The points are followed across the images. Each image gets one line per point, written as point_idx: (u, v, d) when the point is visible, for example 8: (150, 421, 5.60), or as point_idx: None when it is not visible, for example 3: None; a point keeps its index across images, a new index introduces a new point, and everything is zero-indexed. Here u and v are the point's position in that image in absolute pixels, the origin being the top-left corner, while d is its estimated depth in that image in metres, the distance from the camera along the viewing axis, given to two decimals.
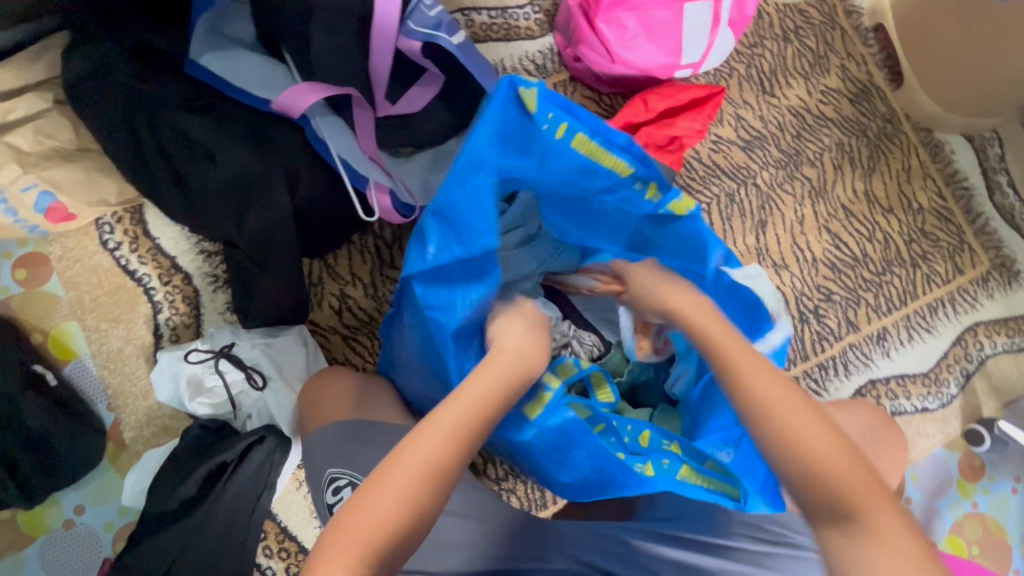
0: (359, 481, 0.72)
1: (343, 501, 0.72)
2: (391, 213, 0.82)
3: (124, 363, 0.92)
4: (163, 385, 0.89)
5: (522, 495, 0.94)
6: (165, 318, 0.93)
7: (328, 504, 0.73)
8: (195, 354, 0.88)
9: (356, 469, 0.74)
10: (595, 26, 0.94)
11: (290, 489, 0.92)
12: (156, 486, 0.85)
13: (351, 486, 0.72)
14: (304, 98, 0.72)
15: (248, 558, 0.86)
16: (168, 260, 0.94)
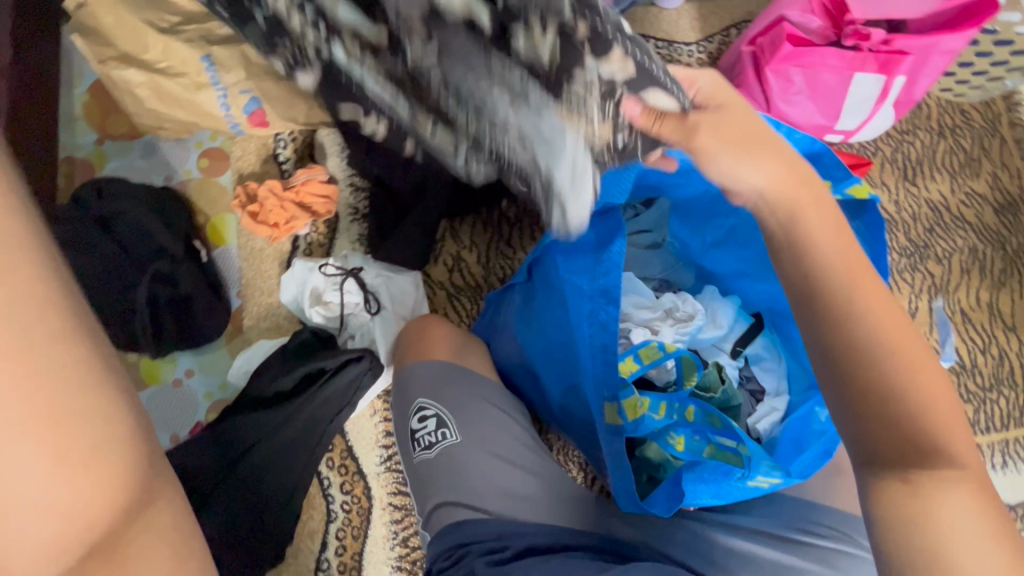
0: (444, 414, 0.79)
1: (427, 427, 0.78)
2: None
3: (261, 261, 1.03)
4: (290, 287, 0.99)
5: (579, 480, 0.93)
6: (303, 233, 1.03)
7: (412, 428, 0.80)
8: (326, 268, 0.98)
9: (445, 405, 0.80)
10: (761, 75, 0.98)
11: (365, 414, 0.99)
12: (261, 371, 0.95)
13: (437, 418, 0.78)
14: None
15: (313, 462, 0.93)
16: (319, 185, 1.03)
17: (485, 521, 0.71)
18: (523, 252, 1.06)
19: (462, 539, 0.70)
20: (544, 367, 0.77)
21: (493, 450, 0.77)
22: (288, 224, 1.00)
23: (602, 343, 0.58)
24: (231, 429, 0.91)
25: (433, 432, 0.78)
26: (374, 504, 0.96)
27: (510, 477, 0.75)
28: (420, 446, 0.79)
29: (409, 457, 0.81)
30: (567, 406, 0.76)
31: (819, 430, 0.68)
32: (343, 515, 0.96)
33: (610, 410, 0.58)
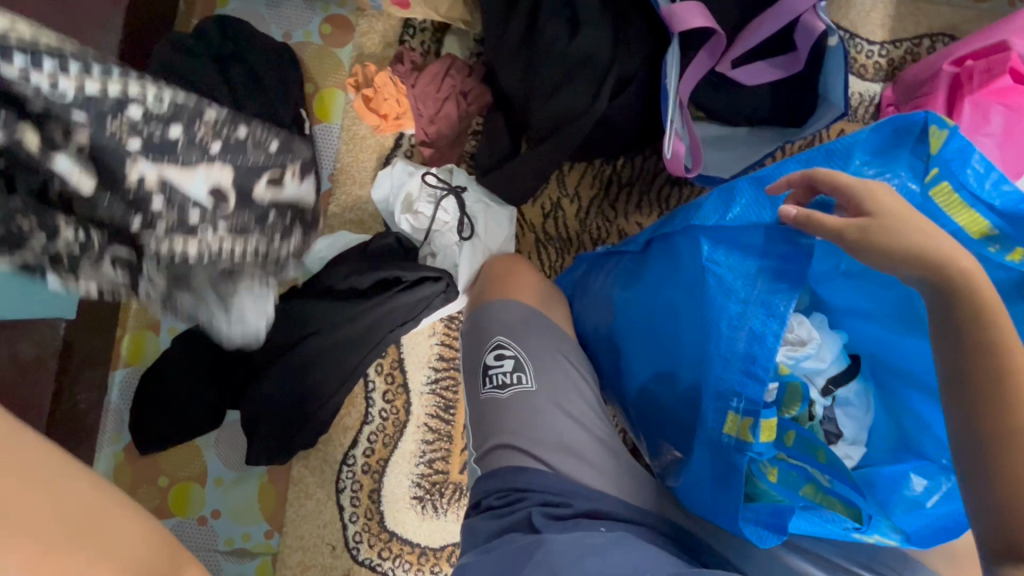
0: (523, 358, 0.76)
1: (503, 367, 0.76)
2: (676, 163, 0.80)
3: (361, 150, 0.99)
4: (384, 185, 0.95)
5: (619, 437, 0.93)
6: (410, 133, 0.98)
7: (486, 363, 0.78)
8: (428, 177, 0.94)
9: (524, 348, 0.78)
10: (954, 103, 0.87)
11: (424, 333, 0.98)
12: (337, 262, 0.93)
13: (515, 360, 0.76)
14: (692, 17, 0.71)
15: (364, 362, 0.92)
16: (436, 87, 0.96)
17: (543, 474, 0.70)
18: (624, 219, 1.00)
19: (521, 485, 0.70)
20: (635, 347, 0.73)
21: (565, 408, 0.75)
22: (397, 120, 0.96)
23: (749, 352, 0.56)
24: (297, 310, 0.91)
25: (510, 373, 0.76)
26: (411, 419, 0.97)
27: (577, 438, 0.73)
28: (492, 383, 0.77)
29: (474, 390, 0.79)
30: (648, 390, 0.72)
31: (909, 500, 0.68)
32: (380, 421, 0.97)
33: (736, 422, 0.58)
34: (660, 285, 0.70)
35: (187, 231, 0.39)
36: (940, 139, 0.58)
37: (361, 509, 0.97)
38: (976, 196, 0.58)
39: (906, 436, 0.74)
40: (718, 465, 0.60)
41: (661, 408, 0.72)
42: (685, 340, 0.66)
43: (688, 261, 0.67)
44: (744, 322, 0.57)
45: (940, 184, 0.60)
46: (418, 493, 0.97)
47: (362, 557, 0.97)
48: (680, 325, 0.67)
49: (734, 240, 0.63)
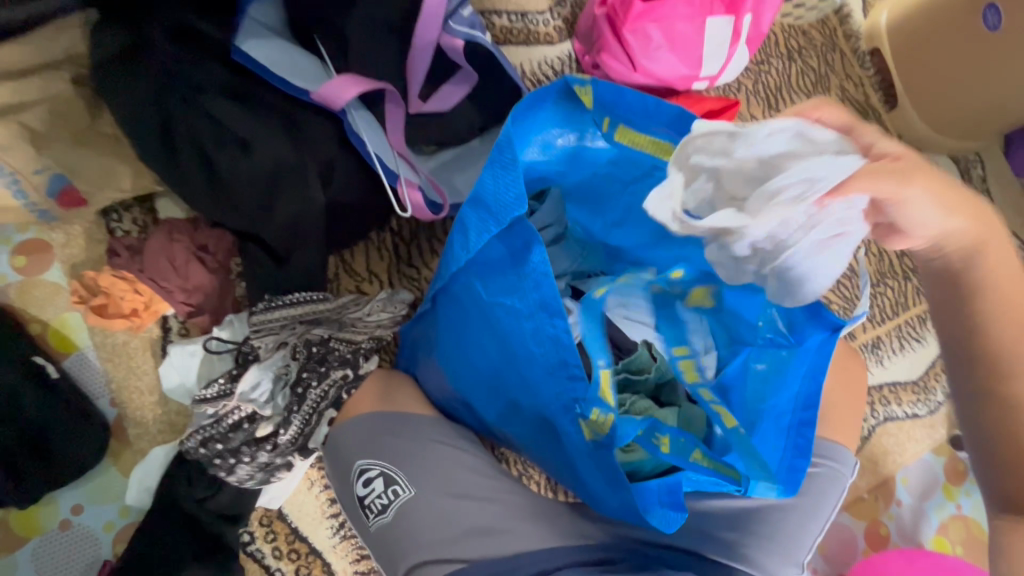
0: (390, 470, 0.72)
1: (374, 490, 0.72)
2: (421, 210, 0.81)
3: (130, 357, 0.88)
4: (171, 377, 0.85)
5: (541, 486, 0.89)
6: (173, 313, 0.88)
7: (359, 495, 0.73)
8: (209, 343, 0.84)
9: (387, 458, 0.74)
10: (620, 35, 0.96)
11: (302, 488, 0.89)
12: (164, 484, 0.83)
13: (383, 476, 0.72)
14: (343, 92, 0.72)
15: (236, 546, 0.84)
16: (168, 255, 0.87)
17: (462, 571, 0.66)
18: (427, 268, 0.99)
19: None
20: (480, 397, 0.70)
21: (452, 491, 0.72)
22: (150, 307, 0.86)
23: (563, 358, 0.55)
24: (146, 565, 0.79)
25: (384, 493, 0.71)
26: None
27: (477, 513, 0.70)
28: (373, 511, 0.72)
29: (364, 527, 0.74)
30: (507, 429, 0.69)
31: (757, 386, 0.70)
32: None
33: (589, 428, 0.57)
34: (460, 338, 0.68)
35: (256, 440, 0.81)
36: (589, 93, 0.62)
37: None
38: (649, 124, 0.65)
39: (733, 329, 0.74)
40: (605, 471, 0.58)
41: (523, 442, 0.69)
42: (508, 375, 0.63)
43: (471, 302, 0.65)
44: (544, 334, 0.56)
45: (619, 128, 0.65)
46: None
47: None
48: (495, 365, 0.65)
49: (489, 270, 0.62)
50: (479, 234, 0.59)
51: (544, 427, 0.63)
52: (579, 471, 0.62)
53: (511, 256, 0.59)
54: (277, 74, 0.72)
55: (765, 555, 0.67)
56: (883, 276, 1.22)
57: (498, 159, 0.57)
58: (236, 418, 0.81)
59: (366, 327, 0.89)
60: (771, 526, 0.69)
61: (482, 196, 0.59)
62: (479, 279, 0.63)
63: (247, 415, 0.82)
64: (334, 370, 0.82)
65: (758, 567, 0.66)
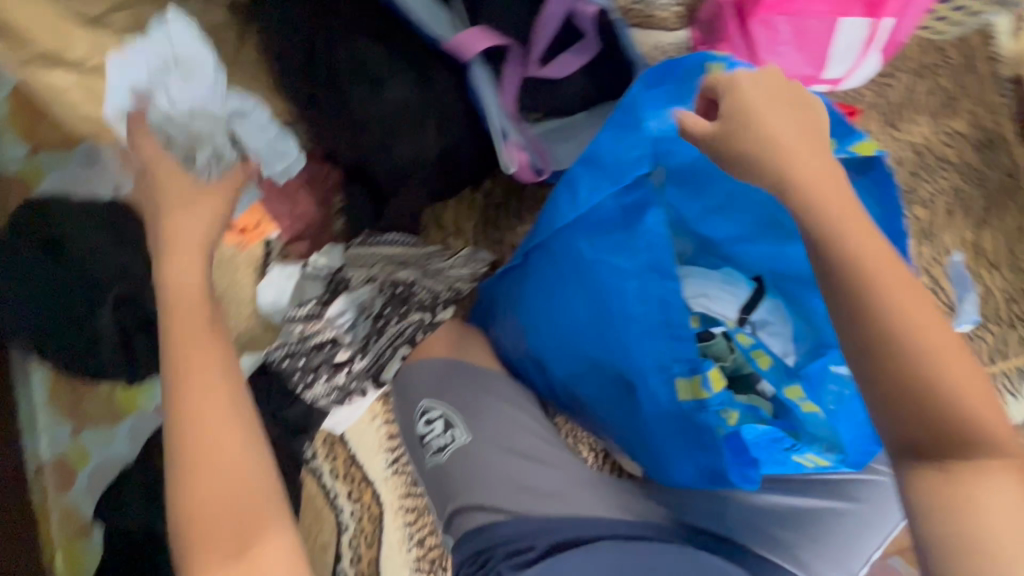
0: (451, 415, 0.75)
1: (433, 431, 0.75)
2: (525, 171, 0.84)
3: (234, 269, 0.95)
4: (268, 292, 0.93)
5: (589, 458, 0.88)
6: (275, 236, 0.95)
7: (420, 433, 0.76)
8: (308, 265, 0.92)
9: (450, 404, 0.77)
10: (744, 26, 0.94)
11: (365, 419, 0.94)
12: (247, 390, 0.89)
13: (444, 419, 0.75)
14: (476, 43, 0.74)
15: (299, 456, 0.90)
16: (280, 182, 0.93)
17: (507, 523, 0.68)
18: (511, 233, 1.01)
19: (486, 541, 0.68)
20: (555, 355, 0.71)
21: (511, 447, 0.74)
22: (257, 228, 0.94)
23: (666, 319, 0.58)
24: None
25: (443, 434, 0.74)
26: (386, 508, 0.94)
27: (534, 474, 0.72)
28: (432, 451, 0.76)
29: (420, 463, 0.77)
30: (577, 389, 0.70)
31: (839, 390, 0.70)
32: (355, 524, 0.93)
33: (686, 387, 0.59)
34: (549, 291, 0.70)
35: (334, 362, 0.87)
36: (722, 70, 0.60)
37: None
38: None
39: (819, 332, 0.74)
40: (684, 438, 0.60)
41: (592, 404, 0.69)
42: (596, 332, 0.65)
43: (569, 260, 0.66)
44: (650, 293, 0.59)
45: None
46: None
47: None
48: (582, 322, 0.66)
49: (595, 228, 0.64)
50: (593, 192, 0.63)
51: (621, 389, 0.64)
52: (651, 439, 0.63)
53: (623, 217, 0.63)
54: (416, 18, 0.74)
55: (813, 555, 0.70)
56: (985, 319, 1.14)
57: (620, 123, 0.60)
58: (320, 339, 0.87)
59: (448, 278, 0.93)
60: (812, 537, 0.71)
61: (597, 155, 0.62)
62: (583, 238, 0.65)
63: (330, 339, 0.87)
64: (414, 313, 0.87)
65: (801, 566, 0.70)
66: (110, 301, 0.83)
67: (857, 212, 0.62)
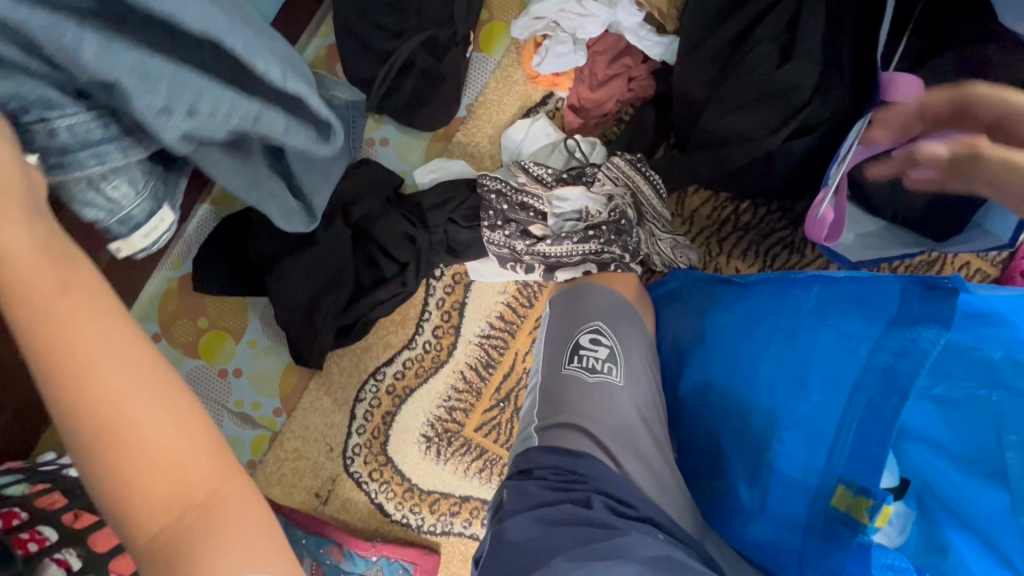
0: (618, 350, 0.70)
1: (596, 352, 0.70)
2: (816, 226, 0.80)
3: (506, 93, 0.98)
4: (519, 133, 0.95)
5: (481, 466, 0.97)
6: (562, 96, 0.97)
7: (578, 342, 0.72)
8: (567, 141, 0.93)
9: (619, 336, 0.72)
10: None
11: (495, 286, 0.98)
12: (444, 185, 0.93)
13: (611, 347, 0.70)
14: (901, 90, 0.72)
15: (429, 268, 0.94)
16: (604, 56, 0.92)
17: (609, 469, 0.64)
18: (730, 259, 0.96)
19: (584, 468, 0.63)
20: (711, 364, 0.70)
21: (642, 410, 0.68)
22: (554, 78, 0.95)
23: (882, 389, 0.54)
24: (382, 219, 0.91)
25: (603, 362, 0.69)
26: (450, 362, 0.97)
27: (644, 444, 0.66)
28: (578, 363, 0.70)
29: (554, 363, 0.73)
30: (703, 389, 0.70)
31: None
32: (420, 351, 0.98)
33: (845, 497, 0.55)
34: (731, 317, 0.70)
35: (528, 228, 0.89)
36: None
37: (370, 425, 0.97)
38: None
39: None
40: (813, 537, 0.57)
41: (702, 416, 0.70)
42: (783, 372, 0.63)
43: (817, 320, 0.63)
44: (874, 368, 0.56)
45: None
46: (428, 432, 0.97)
47: (354, 469, 0.97)
48: (772, 386, 0.63)
49: (858, 307, 0.61)
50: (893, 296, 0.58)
51: (758, 434, 0.63)
52: (765, 482, 0.62)
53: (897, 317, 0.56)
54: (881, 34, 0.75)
55: None
56: None
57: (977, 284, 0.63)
58: (534, 202, 0.89)
59: (652, 244, 0.91)
60: None
61: None
62: (835, 305, 0.63)
63: (540, 207, 0.89)
64: (616, 246, 0.86)
65: None
66: (418, 39, 0.87)
67: None
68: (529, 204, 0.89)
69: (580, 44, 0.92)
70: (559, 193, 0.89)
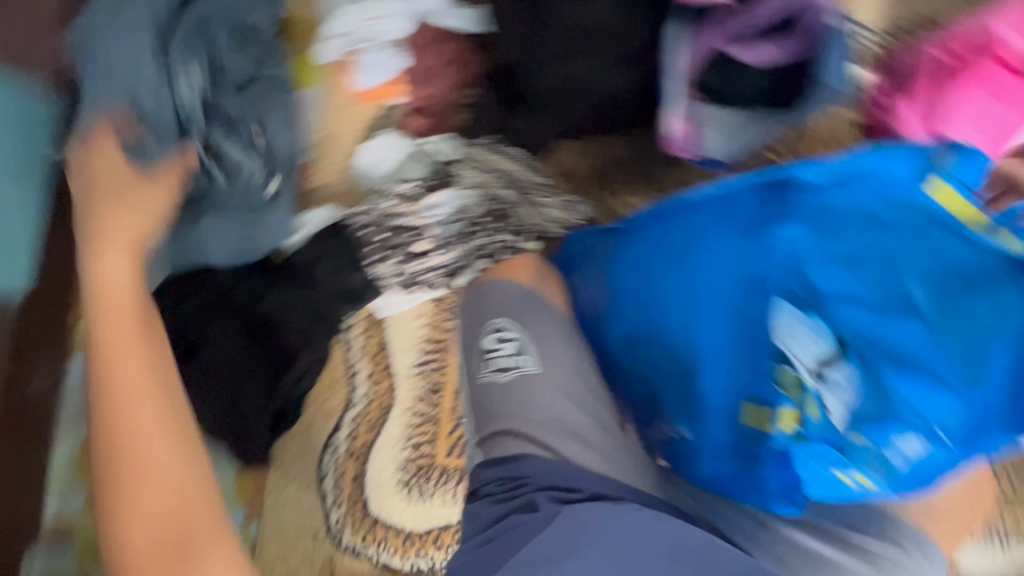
0: (525, 341, 0.70)
1: (503, 350, 0.69)
2: (675, 143, 0.83)
3: (344, 119, 0.93)
4: (370, 156, 0.91)
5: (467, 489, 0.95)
6: (398, 103, 0.90)
7: (485, 346, 0.72)
8: (418, 147, 0.90)
9: (524, 327, 0.72)
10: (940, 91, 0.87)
11: (412, 313, 0.95)
12: (318, 236, 0.88)
13: (517, 340, 0.70)
14: None
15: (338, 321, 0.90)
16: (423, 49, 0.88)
17: (544, 460, 0.63)
18: (620, 198, 0.97)
19: (523, 470, 0.63)
20: (627, 321, 0.76)
21: (568, 391, 0.68)
22: (384, 88, 0.89)
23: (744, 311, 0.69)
24: (268, 294, 0.85)
25: (511, 357, 0.69)
26: (397, 403, 0.95)
27: (579, 422, 0.66)
28: (491, 367, 0.70)
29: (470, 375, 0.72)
30: (629, 344, 0.75)
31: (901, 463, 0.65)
32: (365, 404, 0.94)
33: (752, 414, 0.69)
34: (628, 270, 0.77)
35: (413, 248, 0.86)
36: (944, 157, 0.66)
37: (345, 493, 0.94)
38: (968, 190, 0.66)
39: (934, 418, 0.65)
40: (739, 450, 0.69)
41: (638, 368, 0.75)
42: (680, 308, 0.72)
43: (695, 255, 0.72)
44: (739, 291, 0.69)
45: (939, 181, 0.67)
46: (403, 477, 0.94)
47: (346, 543, 0.94)
48: (676, 323, 0.72)
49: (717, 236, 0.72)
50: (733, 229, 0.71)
51: (681, 370, 0.72)
52: (700, 413, 0.71)
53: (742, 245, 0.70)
54: None
55: None
56: None
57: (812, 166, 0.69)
58: (407, 220, 0.86)
59: (540, 214, 0.90)
60: None
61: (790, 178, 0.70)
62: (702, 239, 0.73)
63: (416, 222, 0.86)
64: (502, 233, 0.85)
65: None
66: None
67: None
68: (404, 224, 0.86)
69: (395, 45, 0.88)
70: (428, 202, 0.86)
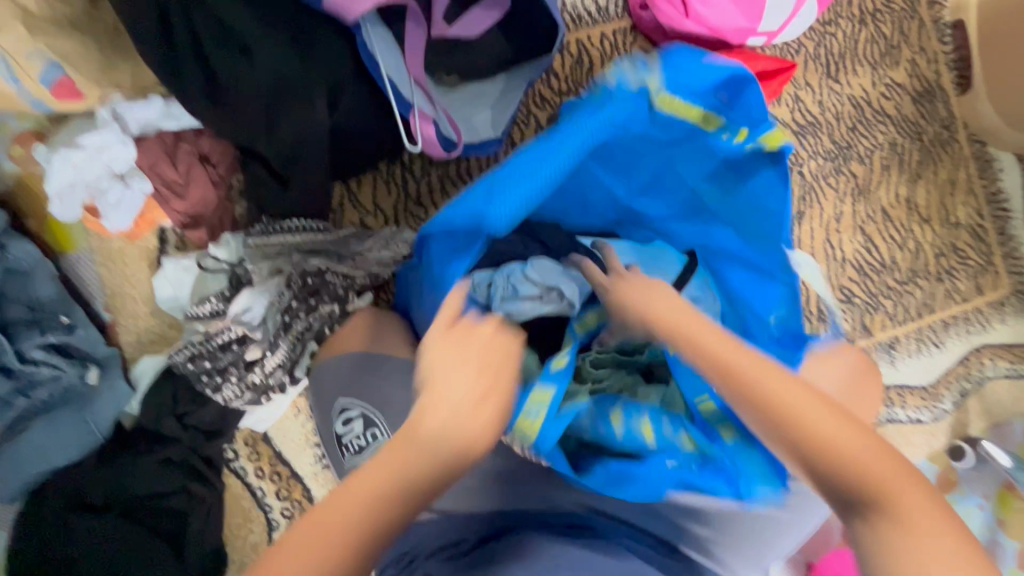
0: (371, 415, 0.74)
1: (352, 432, 0.74)
2: (433, 146, 0.77)
3: (125, 263, 0.86)
4: (164, 290, 0.84)
5: None
6: (169, 224, 0.86)
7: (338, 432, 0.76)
8: (203, 261, 0.82)
9: (367, 400, 0.75)
10: None
11: (289, 415, 0.90)
12: (151, 393, 0.83)
13: (363, 417, 0.74)
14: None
15: (218, 459, 0.86)
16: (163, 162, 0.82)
17: (427, 523, 0.70)
18: (436, 209, 0.94)
19: (409, 543, 0.68)
20: None
21: None
22: (146, 216, 0.84)
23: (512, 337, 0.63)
24: (126, 472, 0.80)
25: (363, 435, 0.73)
26: (317, 504, 0.91)
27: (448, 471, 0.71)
28: (350, 451, 0.74)
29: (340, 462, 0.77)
30: None
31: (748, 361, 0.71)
32: (286, 521, 0.90)
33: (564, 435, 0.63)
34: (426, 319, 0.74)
35: (245, 360, 0.81)
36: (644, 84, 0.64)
37: None
38: (689, 95, 0.65)
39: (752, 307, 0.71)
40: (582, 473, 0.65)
41: None
42: None
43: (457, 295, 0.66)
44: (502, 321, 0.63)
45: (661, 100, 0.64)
46: None
47: None
48: None
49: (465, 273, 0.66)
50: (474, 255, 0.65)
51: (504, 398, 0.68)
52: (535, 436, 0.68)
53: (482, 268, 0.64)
54: None
55: (732, 552, 0.69)
56: (916, 275, 1.15)
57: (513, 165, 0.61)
58: (226, 338, 0.80)
59: (358, 266, 0.85)
60: (738, 548, 0.69)
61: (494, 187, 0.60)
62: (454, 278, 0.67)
63: (236, 336, 0.80)
64: (324, 303, 0.82)
65: (718, 559, 0.68)
66: None
67: (763, 195, 0.68)
68: (225, 342, 0.81)
69: (129, 174, 0.81)
70: (236, 312, 0.80)
